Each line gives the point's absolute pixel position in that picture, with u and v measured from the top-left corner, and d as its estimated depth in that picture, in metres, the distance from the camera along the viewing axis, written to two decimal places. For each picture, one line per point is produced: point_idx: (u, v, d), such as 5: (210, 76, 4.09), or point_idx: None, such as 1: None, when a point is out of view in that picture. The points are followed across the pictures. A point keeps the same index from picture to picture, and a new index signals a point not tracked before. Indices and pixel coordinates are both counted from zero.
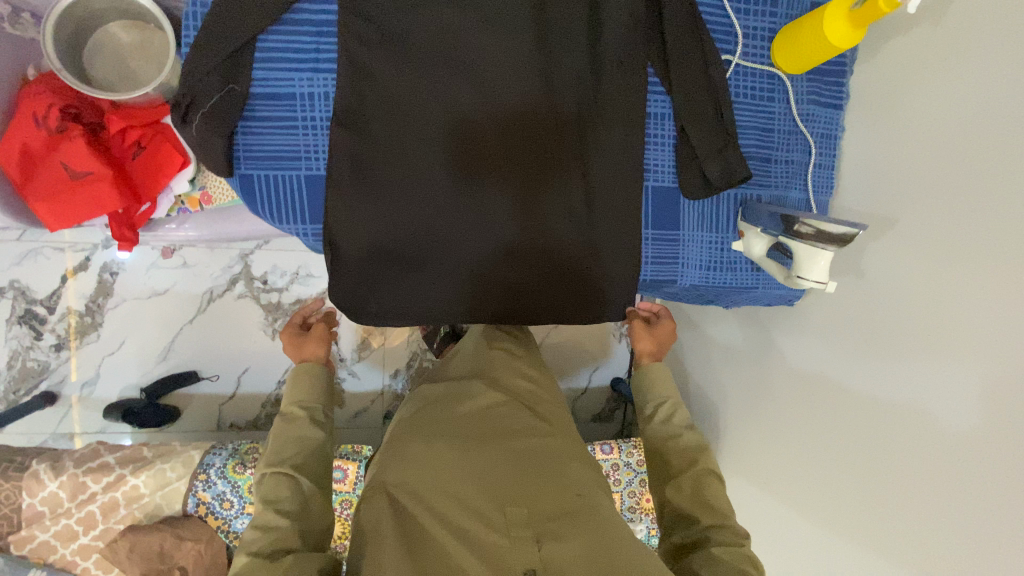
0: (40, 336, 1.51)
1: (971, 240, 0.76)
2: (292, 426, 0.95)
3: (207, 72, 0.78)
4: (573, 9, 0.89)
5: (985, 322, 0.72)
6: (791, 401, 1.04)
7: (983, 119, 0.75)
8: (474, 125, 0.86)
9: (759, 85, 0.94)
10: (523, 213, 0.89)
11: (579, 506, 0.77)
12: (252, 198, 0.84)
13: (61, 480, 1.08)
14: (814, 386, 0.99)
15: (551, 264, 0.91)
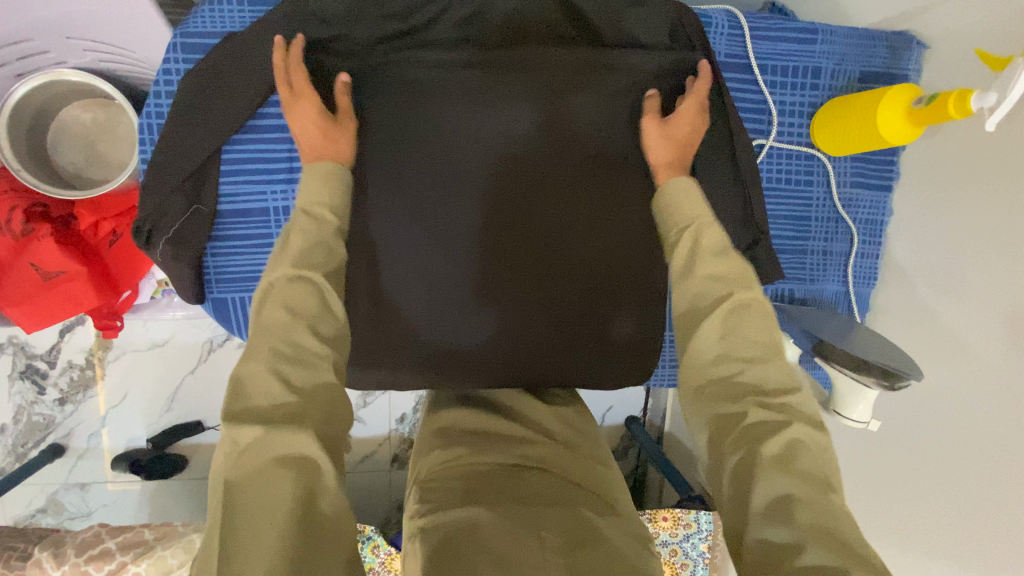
0: (43, 391, 1.49)
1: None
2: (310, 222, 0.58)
3: (170, 194, 0.70)
4: (576, 32, 0.76)
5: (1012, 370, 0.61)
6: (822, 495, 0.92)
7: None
8: (465, 163, 0.77)
9: (794, 168, 0.83)
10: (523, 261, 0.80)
11: None
12: (227, 321, 0.77)
13: (64, 569, 1.07)
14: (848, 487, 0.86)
15: (564, 353, 0.83)
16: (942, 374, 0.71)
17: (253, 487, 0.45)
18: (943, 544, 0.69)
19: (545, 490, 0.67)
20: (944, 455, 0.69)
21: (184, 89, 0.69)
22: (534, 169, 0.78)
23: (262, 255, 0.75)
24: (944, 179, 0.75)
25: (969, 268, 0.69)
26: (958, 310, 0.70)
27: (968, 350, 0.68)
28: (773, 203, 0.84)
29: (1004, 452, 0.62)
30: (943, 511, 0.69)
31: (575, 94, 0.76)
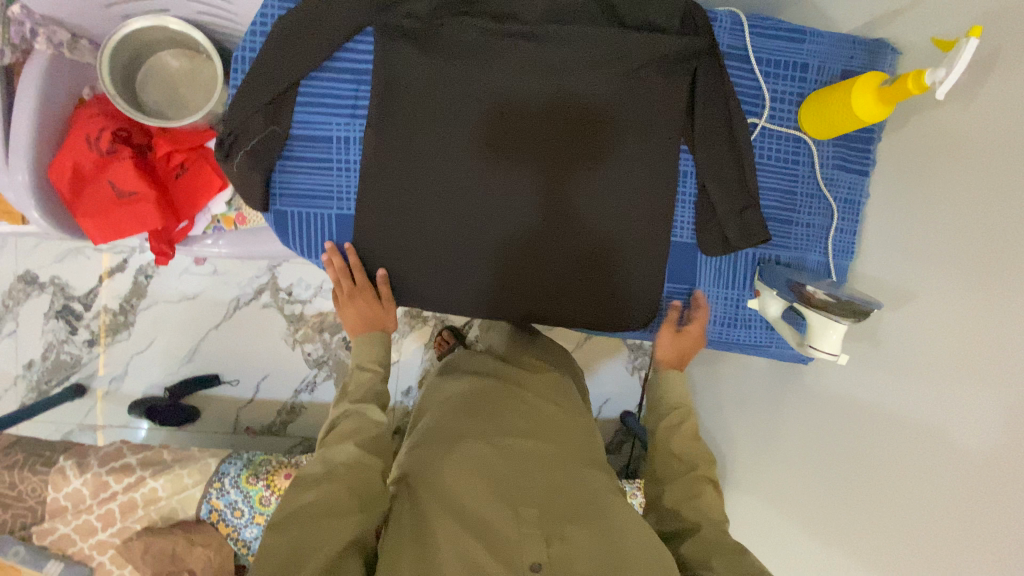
0: (75, 331, 1.58)
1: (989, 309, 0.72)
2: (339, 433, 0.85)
3: (252, 113, 0.82)
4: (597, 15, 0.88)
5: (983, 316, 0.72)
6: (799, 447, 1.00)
7: (995, 202, 0.74)
8: (490, 121, 0.89)
9: (784, 148, 0.96)
10: (533, 209, 0.92)
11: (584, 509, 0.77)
12: (283, 231, 0.88)
13: (85, 477, 1.14)
14: (827, 436, 0.95)
15: (565, 291, 0.95)
16: (917, 322, 0.82)
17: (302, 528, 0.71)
18: (913, 470, 0.78)
19: (520, 451, 0.84)
20: (917, 394, 0.80)
21: (276, 28, 0.83)
22: (555, 133, 0.91)
23: (321, 176, 0.87)
24: (916, 165, 0.88)
25: (939, 233, 0.81)
26: (927, 269, 0.82)
27: (936, 301, 0.79)
28: (764, 178, 0.96)
29: (970, 379, 0.73)
30: (914, 439, 0.79)
31: (600, 71, 0.89)
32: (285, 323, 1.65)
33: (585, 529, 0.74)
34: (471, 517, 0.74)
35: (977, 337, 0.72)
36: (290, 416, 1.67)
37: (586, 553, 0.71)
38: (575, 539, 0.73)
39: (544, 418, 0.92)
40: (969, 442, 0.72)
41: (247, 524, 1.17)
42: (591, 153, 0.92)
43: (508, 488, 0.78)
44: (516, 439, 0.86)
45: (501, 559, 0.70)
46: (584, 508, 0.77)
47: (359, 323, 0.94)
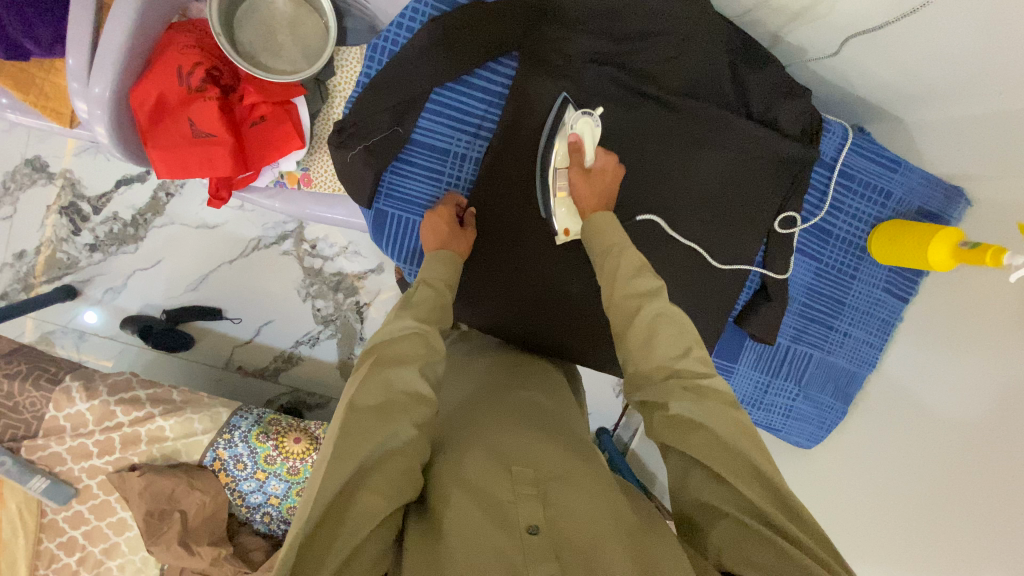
0: (78, 232, 1.50)
1: (996, 463, 0.83)
2: (383, 366, 0.67)
3: (381, 111, 0.81)
4: (727, 96, 0.90)
5: (1004, 469, 0.82)
6: None
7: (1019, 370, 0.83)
8: None
9: (847, 261, 1.03)
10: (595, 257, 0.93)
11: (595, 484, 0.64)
12: (379, 232, 0.87)
13: (92, 403, 1.12)
14: (827, 523, 1.07)
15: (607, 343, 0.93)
16: (930, 460, 0.94)
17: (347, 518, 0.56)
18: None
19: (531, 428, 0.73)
20: (920, 514, 0.92)
21: (422, 30, 0.80)
22: (649, 198, 0.92)
23: (430, 186, 0.87)
24: (948, 315, 0.98)
25: (956, 390, 0.94)
26: (942, 416, 0.95)
27: (948, 451, 0.92)
28: (822, 283, 1.03)
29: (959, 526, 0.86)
30: (909, 550, 0.92)
31: (713, 150, 0.91)
32: (302, 274, 1.61)
33: (588, 490, 0.63)
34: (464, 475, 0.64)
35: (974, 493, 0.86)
36: (286, 364, 1.65)
37: (589, 520, 0.60)
38: (581, 504, 0.61)
39: (542, 392, 0.83)
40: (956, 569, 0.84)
41: (247, 478, 1.18)
42: (669, 220, 0.93)
43: (508, 452, 0.67)
44: (522, 407, 0.77)
45: (490, 514, 0.59)
46: (588, 474, 0.66)
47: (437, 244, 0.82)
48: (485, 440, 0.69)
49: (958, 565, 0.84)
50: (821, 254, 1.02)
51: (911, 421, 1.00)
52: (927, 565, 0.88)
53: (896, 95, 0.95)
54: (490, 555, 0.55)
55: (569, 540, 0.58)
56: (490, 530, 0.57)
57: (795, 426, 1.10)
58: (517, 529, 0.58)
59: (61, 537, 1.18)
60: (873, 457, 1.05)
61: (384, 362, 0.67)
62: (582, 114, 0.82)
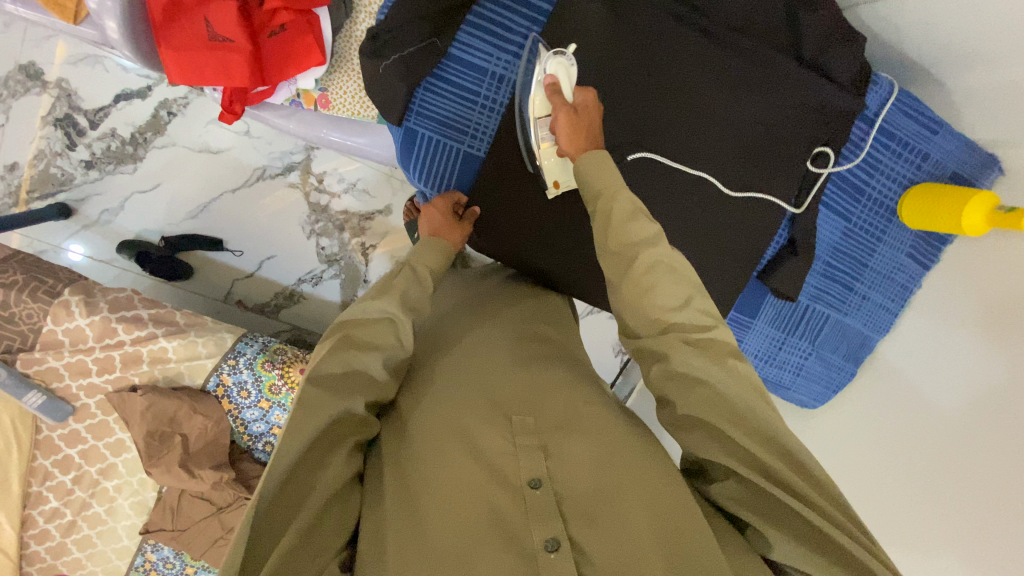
0: (73, 147, 1.43)
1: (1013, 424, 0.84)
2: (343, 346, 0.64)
3: (419, 17, 0.75)
4: (776, 38, 0.88)
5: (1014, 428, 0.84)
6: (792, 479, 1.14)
7: None
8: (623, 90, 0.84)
9: (876, 222, 1.01)
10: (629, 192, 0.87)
11: (586, 432, 0.66)
12: (407, 152, 0.84)
13: (93, 319, 1.09)
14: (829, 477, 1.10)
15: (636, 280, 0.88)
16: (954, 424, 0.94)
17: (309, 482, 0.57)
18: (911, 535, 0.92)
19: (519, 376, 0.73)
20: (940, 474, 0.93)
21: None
22: (690, 136, 0.87)
23: (463, 108, 0.82)
24: (971, 284, 0.98)
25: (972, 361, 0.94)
26: (963, 383, 0.95)
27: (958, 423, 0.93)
28: (848, 244, 1.02)
29: (963, 488, 0.88)
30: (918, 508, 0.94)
31: (762, 92, 0.87)
32: (307, 209, 1.56)
33: (585, 441, 0.65)
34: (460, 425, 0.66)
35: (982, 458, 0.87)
36: (287, 301, 1.62)
37: (581, 469, 0.63)
38: (574, 456, 0.64)
39: (539, 331, 0.83)
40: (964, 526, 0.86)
41: (250, 407, 1.17)
42: (710, 160, 0.88)
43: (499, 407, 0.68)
44: (513, 352, 0.77)
45: (489, 467, 0.62)
46: (585, 420, 0.68)
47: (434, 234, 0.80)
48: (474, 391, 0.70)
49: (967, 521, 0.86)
50: (851, 213, 1.00)
51: (924, 389, 1.01)
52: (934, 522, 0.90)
53: (944, 54, 0.92)
54: (485, 510, 0.58)
55: (565, 497, 0.61)
56: (488, 486, 0.61)
57: (804, 386, 1.10)
58: (517, 485, 0.61)
59: (56, 455, 1.16)
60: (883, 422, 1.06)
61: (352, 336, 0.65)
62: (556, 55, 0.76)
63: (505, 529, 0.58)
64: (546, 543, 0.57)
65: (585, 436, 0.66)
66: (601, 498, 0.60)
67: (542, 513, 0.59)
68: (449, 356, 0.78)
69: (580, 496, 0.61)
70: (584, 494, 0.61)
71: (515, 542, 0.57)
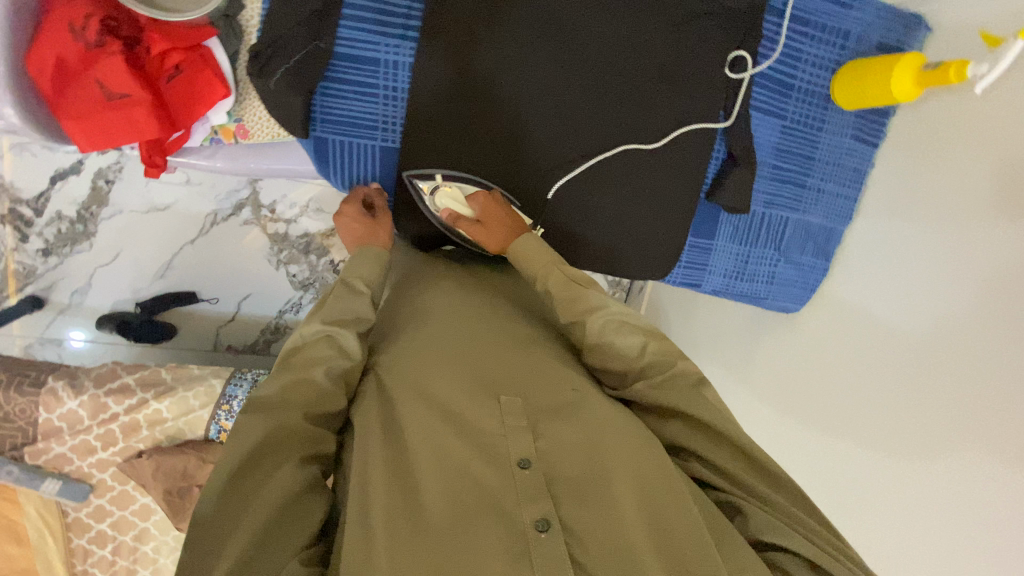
0: (26, 239, 1.43)
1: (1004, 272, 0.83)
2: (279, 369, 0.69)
3: (293, 27, 0.74)
4: None
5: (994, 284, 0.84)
6: (788, 382, 1.15)
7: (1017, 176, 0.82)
8: (531, 53, 0.83)
9: (813, 112, 0.99)
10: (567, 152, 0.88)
11: (571, 408, 0.70)
12: (324, 161, 0.84)
13: (81, 399, 1.10)
14: None
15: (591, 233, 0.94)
16: (936, 289, 0.93)
17: (251, 495, 0.60)
18: (909, 408, 0.92)
19: (503, 361, 0.75)
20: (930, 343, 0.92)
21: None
22: (606, 79, 0.86)
23: (366, 104, 0.81)
24: (925, 153, 0.97)
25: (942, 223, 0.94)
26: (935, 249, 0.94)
27: (935, 285, 0.93)
28: (789, 142, 1.00)
29: (952, 351, 0.88)
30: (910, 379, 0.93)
31: (660, 14, 0.86)
32: (268, 241, 1.56)
33: (575, 420, 0.68)
34: (449, 416, 0.67)
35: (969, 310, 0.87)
36: (275, 334, 1.65)
37: (570, 446, 0.65)
38: (564, 435, 0.66)
39: (516, 321, 0.84)
40: (964, 387, 0.86)
41: None
42: (631, 96, 0.88)
43: (485, 388, 0.71)
44: (496, 342, 0.79)
45: (481, 454, 0.63)
46: (576, 404, 0.70)
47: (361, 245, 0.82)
48: (460, 377, 0.72)
49: (969, 381, 0.85)
50: (785, 110, 0.98)
51: (891, 263, 1.01)
52: (929, 387, 0.90)
53: None
54: (478, 493, 0.60)
55: (554, 476, 0.63)
56: (480, 471, 0.62)
57: (780, 292, 1.11)
58: (507, 465, 0.63)
59: (90, 532, 1.20)
60: (857, 305, 1.06)
61: (290, 354, 0.71)
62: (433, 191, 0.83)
63: (498, 512, 0.59)
64: (536, 523, 0.58)
65: (572, 416, 0.68)
66: (584, 471, 0.63)
67: (530, 490, 0.60)
68: (424, 345, 0.78)
69: (564, 471, 0.63)
70: (567, 468, 0.63)
71: (505, 518, 0.58)
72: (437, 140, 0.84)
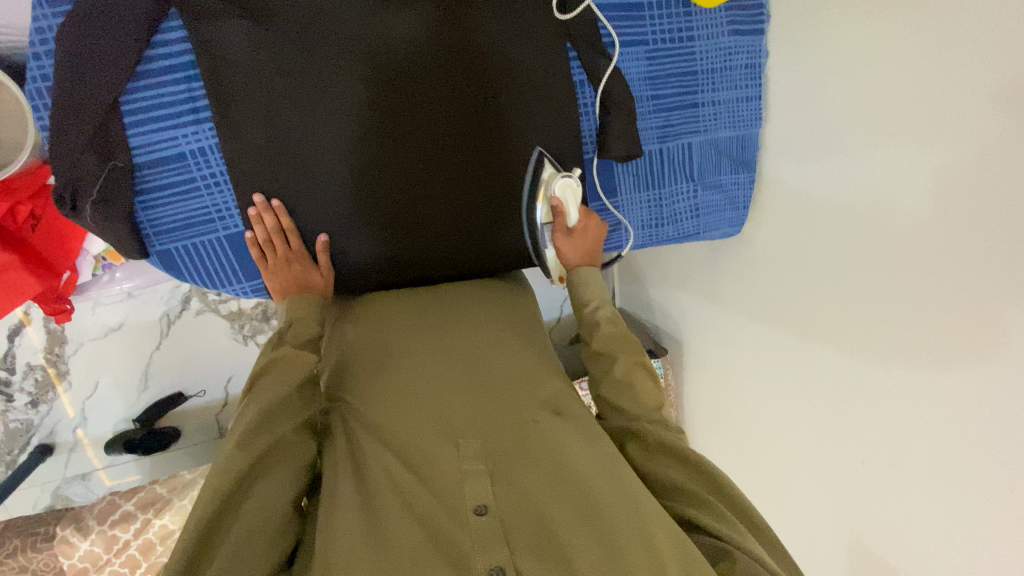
0: (11, 397, 1.49)
1: (921, 126, 0.75)
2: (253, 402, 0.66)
3: (79, 154, 0.70)
4: None
5: (917, 147, 0.76)
6: (759, 306, 1.08)
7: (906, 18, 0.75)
8: (370, 79, 0.78)
9: (676, 24, 0.90)
10: (447, 158, 0.84)
11: (534, 439, 0.67)
12: (177, 270, 0.82)
13: (92, 538, 1.17)
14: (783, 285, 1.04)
15: (506, 228, 0.90)
16: (863, 167, 0.84)
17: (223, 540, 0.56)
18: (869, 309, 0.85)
19: (466, 390, 0.72)
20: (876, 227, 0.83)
21: (235, 76, 0.74)
22: (451, 74, 0.81)
23: (192, 200, 0.78)
24: (813, 22, 0.88)
25: (845, 103, 0.85)
26: (852, 125, 0.85)
27: (864, 162, 0.83)
28: (662, 64, 0.91)
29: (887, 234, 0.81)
30: (865, 274, 0.85)
31: None
32: (227, 322, 1.58)
33: (536, 456, 0.65)
34: (409, 461, 0.64)
35: (894, 188, 0.80)
36: None
37: (531, 487, 0.62)
38: (528, 476, 0.63)
39: (473, 339, 0.80)
40: (916, 266, 0.78)
41: None
42: (480, 82, 0.83)
43: (450, 420, 0.68)
44: (452, 369, 0.74)
45: (440, 501, 0.60)
46: (536, 437, 0.67)
47: (296, 291, 0.80)
48: (419, 414, 0.68)
49: (917, 262, 0.78)
50: (644, 33, 0.89)
51: (813, 157, 0.92)
52: (880, 276, 0.83)
53: None
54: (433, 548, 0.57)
55: (511, 523, 0.60)
56: (437, 519, 0.59)
57: (711, 222, 1.03)
58: (462, 514, 0.59)
59: None
60: (794, 208, 0.98)
61: (256, 392, 0.68)
62: (562, 177, 0.85)
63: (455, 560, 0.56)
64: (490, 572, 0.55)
65: (533, 450, 0.66)
66: (546, 513, 0.60)
67: (486, 539, 0.57)
68: (378, 381, 0.73)
69: (519, 515, 0.60)
70: (522, 510, 0.61)
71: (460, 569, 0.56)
72: (316, 198, 0.80)
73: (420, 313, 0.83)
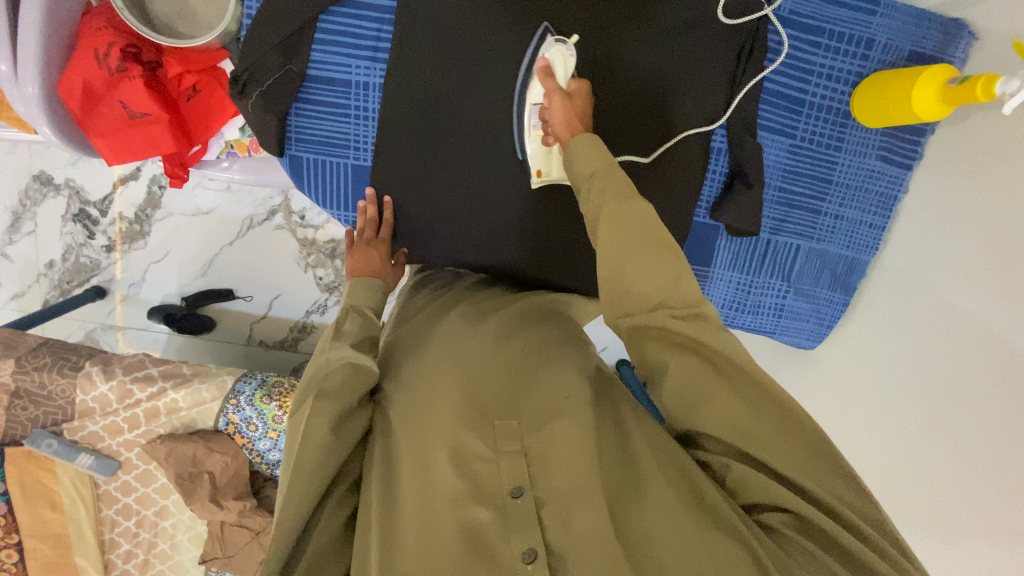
0: (93, 236, 1.61)
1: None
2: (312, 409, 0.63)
3: (268, 50, 0.78)
4: None
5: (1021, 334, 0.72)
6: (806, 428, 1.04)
7: None
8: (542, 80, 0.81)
9: (827, 130, 0.91)
10: None
11: (568, 416, 0.64)
12: (299, 177, 0.88)
13: (111, 384, 1.22)
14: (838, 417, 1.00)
15: None
16: (964, 334, 0.80)
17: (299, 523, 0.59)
18: (926, 473, 0.81)
19: (505, 371, 0.70)
20: (955, 396, 0.79)
21: (423, 31, 0.80)
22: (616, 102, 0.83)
23: (338, 123, 0.84)
24: (966, 176, 0.86)
25: (963, 263, 0.83)
26: (968, 286, 0.82)
27: (967, 328, 0.80)
28: (801, 161, 0.92)
29: (972, 406, 0.77)
30: (932, 435, 0.81)
31: (656, 28, 0.82)
32: (297, 245, 1.66)
33: (570, 439, 0.62)
34: (434, 427, 0.64)
35: (990, 366, 0.76)
36: (302, 332, 1.73)
37: (565, 472, 0.60)
38: (556, 463, 0.60)
39: (522, 326, 0.77)
40: (988, 451, 0.73)
41: (260, 437, 1.27)
42: (637, 118, 0.84)
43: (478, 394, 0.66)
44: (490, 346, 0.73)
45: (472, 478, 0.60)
46: (565, 419, 0.64)
47: (360, 270, 0.82)
48: (452, 384, 0.68)
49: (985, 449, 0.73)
50: (794, 128, 0.90)
51: (915, 301, 0.91)
52: (946, 446, 0.79)
53: None
54: (460, 517, 0.58)
55: (546, 506, 0.59)
56: (466, 496, 0.59)
57: (789, 327, 1.02)
58: (499, 497, 0.59)
59: (117, 504, 1.31)
60: (880, 345, 0.95)
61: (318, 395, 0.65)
62: (556, 41, 0.77)
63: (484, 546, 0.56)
64: (523, 554, 0.56)
65: (560, 432, 0.62)
66: (579, 502, 0.57)
67: (518, 522, 0.58)
68: (440, 346, 0.74)
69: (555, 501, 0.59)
70: (559, 497, 0.59)
71: (492, 557, 0.55)
72: (449, 164, 0.84)
73: (481, 301, 0.83)
